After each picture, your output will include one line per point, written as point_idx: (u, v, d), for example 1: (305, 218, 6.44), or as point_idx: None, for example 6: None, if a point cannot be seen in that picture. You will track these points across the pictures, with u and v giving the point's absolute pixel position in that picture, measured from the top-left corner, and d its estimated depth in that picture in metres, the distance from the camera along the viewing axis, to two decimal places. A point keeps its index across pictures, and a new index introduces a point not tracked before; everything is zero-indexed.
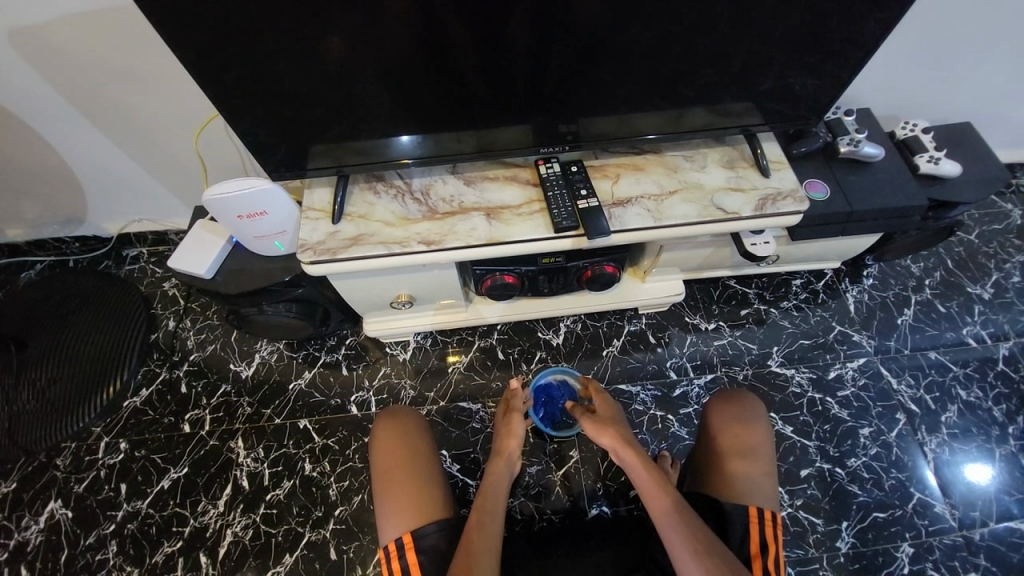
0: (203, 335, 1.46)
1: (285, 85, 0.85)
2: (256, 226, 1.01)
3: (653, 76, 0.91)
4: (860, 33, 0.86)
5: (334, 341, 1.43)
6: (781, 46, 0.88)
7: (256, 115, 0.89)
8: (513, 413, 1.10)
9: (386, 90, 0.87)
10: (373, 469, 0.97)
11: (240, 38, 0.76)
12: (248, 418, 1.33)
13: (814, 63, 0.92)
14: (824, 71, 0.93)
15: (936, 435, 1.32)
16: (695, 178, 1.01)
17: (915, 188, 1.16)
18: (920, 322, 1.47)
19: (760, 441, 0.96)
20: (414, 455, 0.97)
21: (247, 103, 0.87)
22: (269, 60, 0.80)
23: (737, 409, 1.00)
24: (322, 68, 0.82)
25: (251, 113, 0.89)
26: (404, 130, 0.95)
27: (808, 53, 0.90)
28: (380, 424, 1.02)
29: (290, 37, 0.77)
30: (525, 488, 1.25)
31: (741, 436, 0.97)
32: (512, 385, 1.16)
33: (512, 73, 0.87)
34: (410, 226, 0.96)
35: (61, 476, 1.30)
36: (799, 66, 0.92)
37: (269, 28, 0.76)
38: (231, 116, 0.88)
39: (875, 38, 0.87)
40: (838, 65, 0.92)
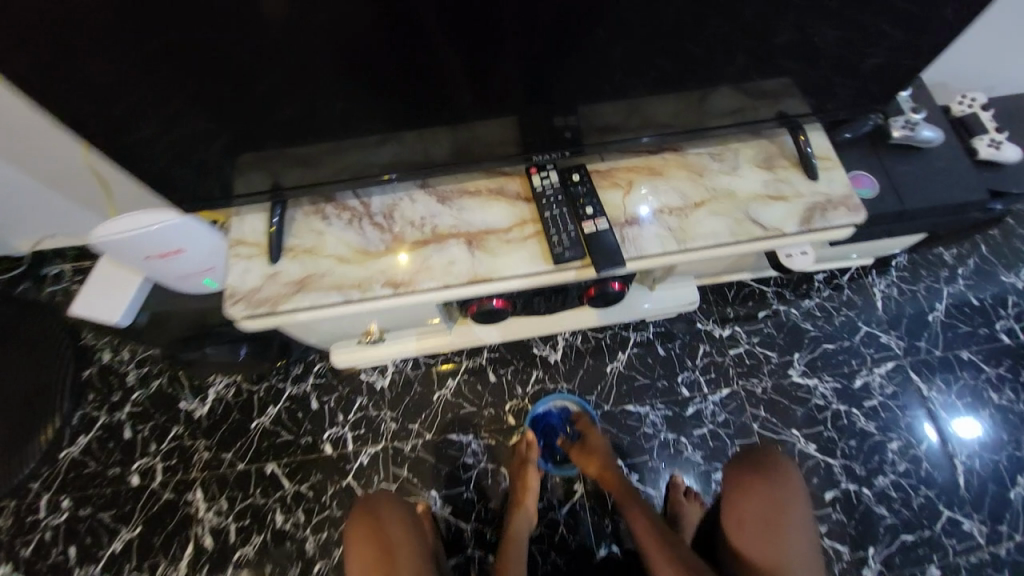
0: (145, 369, 1.26)
1: (192, 79, 0.64)
2: (172, 268, 0.88)
3: (667, 47, 0.71)
4: None
5: (300, 369, 1.24)
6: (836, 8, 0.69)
7: (161, 120, 0.68)
8: (529, 468, 1.08)
9: (329, 79, 0.67)
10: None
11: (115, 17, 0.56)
12: (206, 464, 1.17)
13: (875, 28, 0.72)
14: (884, 36, 0.73)
15: (966, 445, 1.22)
16: (726, 184, 0.83)
17: (968, 175, 0.99)
18: (952, 318, 1.34)
19: (791, 504, 0.83)
20: (394, 540, 0.88)
21: (144, 104, 0.66)
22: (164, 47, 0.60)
23: (757, 470, 0.86)
24: (238, 53, 0.62)
25: (153, 118, 0.68)
26: (354, 128, 0.75)
27: (867, 13, 0.70)
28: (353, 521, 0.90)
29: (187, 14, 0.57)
30: None
31: (769, 503, 0.83)
32: (526, 437, 1.11)
33: (486, 49, 0.67)
34: (369, 262, 0.77)
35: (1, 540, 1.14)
36: (856, 33, 0.73)
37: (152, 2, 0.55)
38: (126, 123, 0.67)
39: None
40: (903, 27, 0.72)
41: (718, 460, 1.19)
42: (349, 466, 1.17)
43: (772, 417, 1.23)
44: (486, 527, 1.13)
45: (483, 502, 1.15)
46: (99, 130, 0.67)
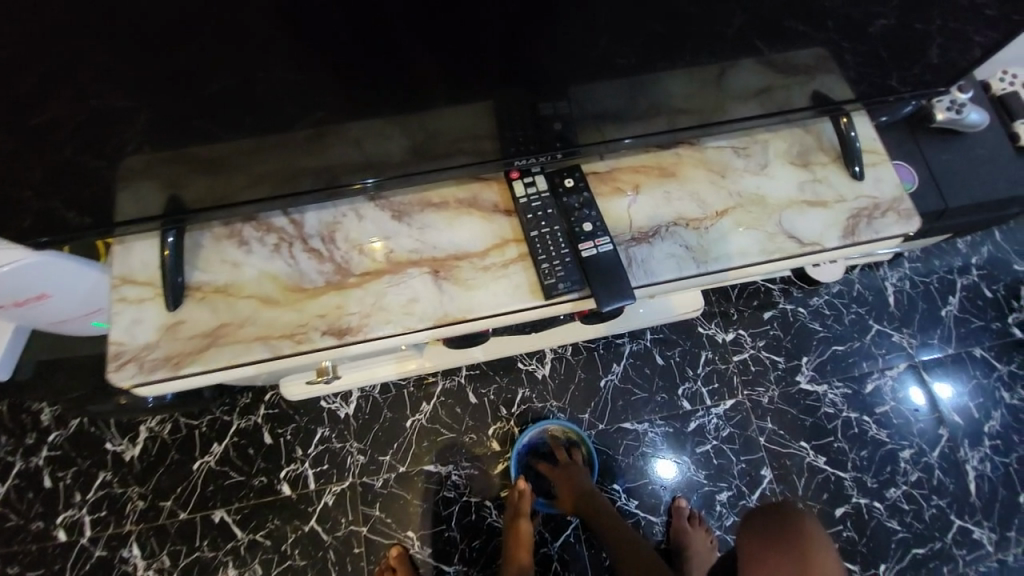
0: (58, 407, 1.06)
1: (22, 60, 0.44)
2: (42, 312, 0.75)
3: (679, 12, 0.54)
4: None
5: (248, 398, 1.07)
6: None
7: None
8: (518, 523, 0.96)
9: (230, 57, 0.48)
10: None
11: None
12: (143, 515, 1.01)
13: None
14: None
15: (979, 450, 1.14)
16: (752, 187, 0.72)
17: (1007, 161, 0.86)
18: (966, 312, 1.23)
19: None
20: None
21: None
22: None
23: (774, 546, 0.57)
24: (82, 21, 0.43)
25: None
26: (271, 123, 0.57)
27: None
28: None
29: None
30: None
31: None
32: (518, 487, 0.99)
33: (437, 16, 0.49)
34: (304, 304, 0.66)
35: None
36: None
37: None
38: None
39: None
40: None
41: (723, 480, 1.10)
42: (311, 508, 1.02)
43: (779, 429, 1.13)
44: (472, 568, 1.02)
45: (467, 540, 1.03)
46: None
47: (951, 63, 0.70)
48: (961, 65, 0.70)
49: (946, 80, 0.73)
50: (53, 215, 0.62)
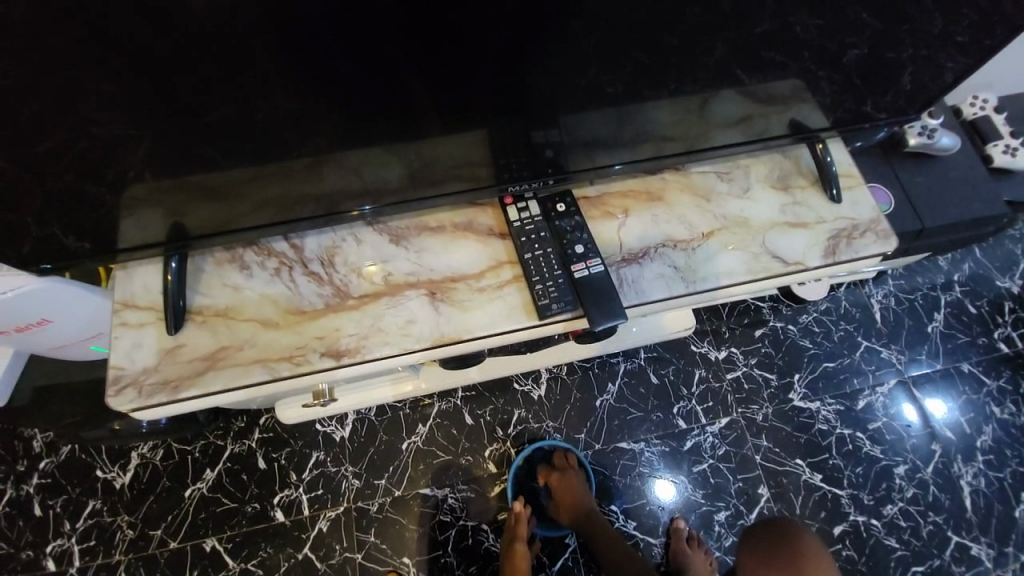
0: (49, 433, 1.05)
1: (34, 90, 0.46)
2: (41, 336, 0.76)
3: (659, 46, 0.58)
4: None
5: (243, 422, 1.06)
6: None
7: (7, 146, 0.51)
8: (517, 547, 0.95)
9: (237, 90, 0.51)
10: None
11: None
12: (134, 544, 0.99)
13: (903, 17, 0.61)
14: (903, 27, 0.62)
15: (972, 465, 1.15)
16: (736, 210, 0.75)
17: (978, 182, 0.90)
18: (951, 328, 1.26)
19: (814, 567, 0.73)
20: None
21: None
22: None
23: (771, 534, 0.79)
24: (97, 57, 0.45)
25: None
26: (273, 151, 0.59)
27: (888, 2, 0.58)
28: None
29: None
30: None
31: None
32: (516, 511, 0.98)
33: (433, 52, 0.52)
34: (304, 326, 0.67)
35: None
36: (881, 23, 0.62)
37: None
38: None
39: None
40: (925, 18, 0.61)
41: (720, 499, 1.09)
42: (305, 535, 1.01)
43: (775, 447, 1.14)
44: None
45: (464, 566, 1.01)
46: None
47: (918, 89, 0.74)
48: (928, 91, 0.74)
49: (915, 106, 0.77)
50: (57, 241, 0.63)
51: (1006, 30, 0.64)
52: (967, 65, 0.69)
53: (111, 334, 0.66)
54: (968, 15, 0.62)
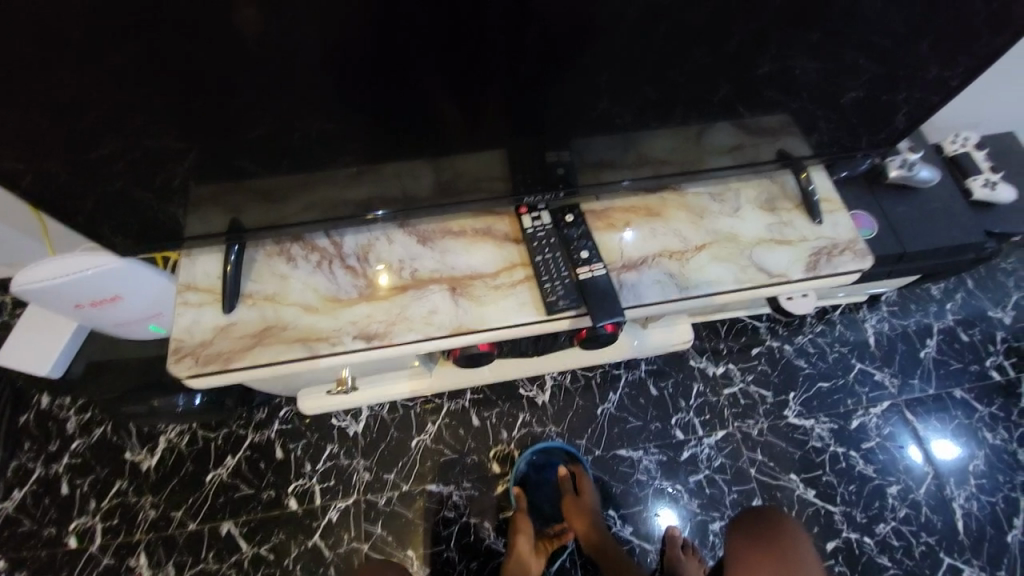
0: (86, 415, 1.13)
1: (141, 99, 0.57)
2: (110, 313, 0.84)
3: (658, 83, 0.68)
4: (926, 28, 0.65)
5: (265, 413, 1.13)
6: (835, 42, 0.66)
7: (109, 145, 0.61)
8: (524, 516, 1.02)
9: (304, 108, 0.62)
10: None
11: (42, 27, 0.48)
12: (154, 524, 1.05)
13: (871, 63, 0.71)
14: (869, 73, 0.72)
15: (965, 488, 1.17)
16: (727, 227, 0.84)
17: (956, 213, 0.97)
18: (944, 355, 1.30)
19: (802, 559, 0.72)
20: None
21: (86, 127, 0.59)
22: (106, 65, 0.53)
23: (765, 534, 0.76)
24: (199, 79, 0.56)
25: (97, 142, 0.61)
26: (325, 160, 0.69)
27: (854, 52, 0.69)
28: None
29: (131, 25, 0.50)
30: None
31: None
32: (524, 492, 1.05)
33: (467, 82, 0.63)
34: (340, 312, 0.76)
35: None
36: (852, 68, 0.71)
37: (88, 9, 0.48)
38: (65, 147, 0.60)
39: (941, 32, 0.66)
40: (889, 64, 0.71)
41: (715, 509, 1.13)
42: (316, 523, 1.06)
43: (769, 460, 1.18)
44: None
45: (465, 561, 1.05)
46: (33, 153, 0.59)
47: (892, 125, 0.83)
48: (902, 128, 0.83)
49: (891, 140, 0.86)
50: (135, 230, 0.74)
51: (964, 76, 0.73)
52: (934, 105, 0.78)
53: (174, 311, 0.76)
54: (929, 63, 0.71)
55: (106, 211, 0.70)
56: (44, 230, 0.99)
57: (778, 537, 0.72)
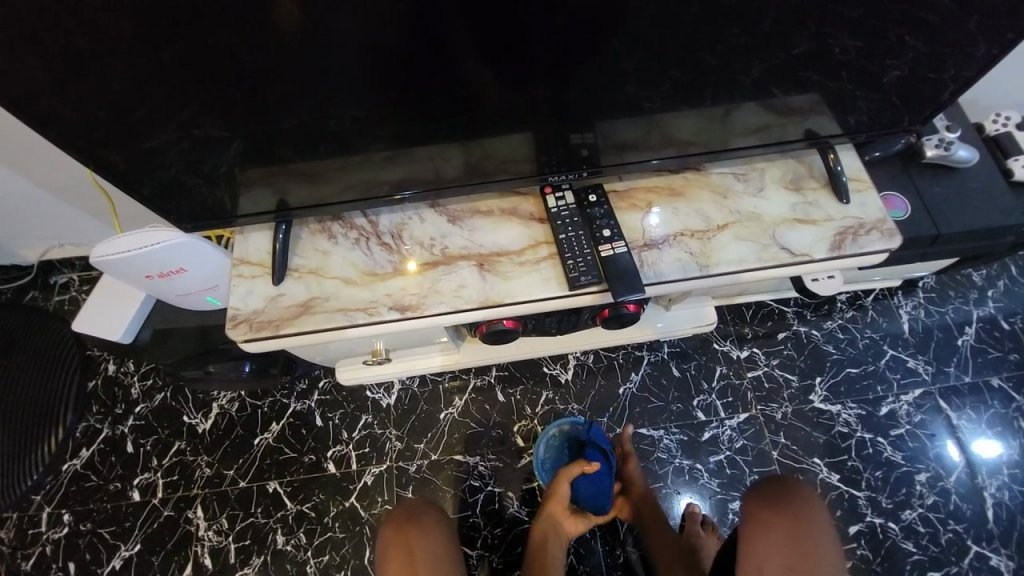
0: (147, 382, 1.25)
1: (203, 88, 0.63)
2: (175, 284, 0.92)
3: (683, 64, 0.69)
4: (964, 2, 0.64)
5: (305, 384, 1.22)
6: (865, 18, 0.66)
7: (174, 130, 0.68)
8: (563, 483, 1.04)
9: (348, 97, 0.67)
10: (386, 544, 0.88)
11: (123, 26, 0.55)
12: (208, 481, 1.15)
13: (905, 40, 0.69)
14: (904, 50, 0.71)
15: (998, 477, 1.14)
16: (750, 207, 0.85)
17: (995, 195, 0.95)
18: (983, 343, 1.25)
19: (817, 520, 0.81)
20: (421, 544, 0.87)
21: (155, 113, 0.65)
22: (175, 57, 0.59)
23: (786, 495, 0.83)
24: (256, 71, 0.62)
25: (165, 127, 0.68)
26: (366, 145, 0.74)
27: (887, 30, 0.68)
28: (394, 529, 0.89)
29: (197, 20, 0.55)
30: None
31: (800, 558, 0.77)
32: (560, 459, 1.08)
33: (498, 69, 0.66)
34: (377, 285, 0.82)
35: (6, 552, 1.13)
36: (884, 45, 0.70)
37: (164, 12, 0.54)
38: (139, 131, 0.67)
39: (980, 7, 0.65)
40: (926, 40, 0.70)
41: (735, 489, 1.14)
42: (352, 486, 1.14)
43: (792, 444, 1.18)
44: (492, 554, 1.10)
45: (490, 527, 1.11)
46: (113, 136, 0.67)
47: (928, 103, 0.81)
48: (939, 105, 0.81)
49: (928, 119, 0.84)
50: (195, 209, 0.82)
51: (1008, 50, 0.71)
52: (975, 81, 0.76)
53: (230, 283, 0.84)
54: (968, 40, 0.70)
55: (169, 192, 0.78)
56: (112, 210, 1.09)
57: (792, 498, 0.82)
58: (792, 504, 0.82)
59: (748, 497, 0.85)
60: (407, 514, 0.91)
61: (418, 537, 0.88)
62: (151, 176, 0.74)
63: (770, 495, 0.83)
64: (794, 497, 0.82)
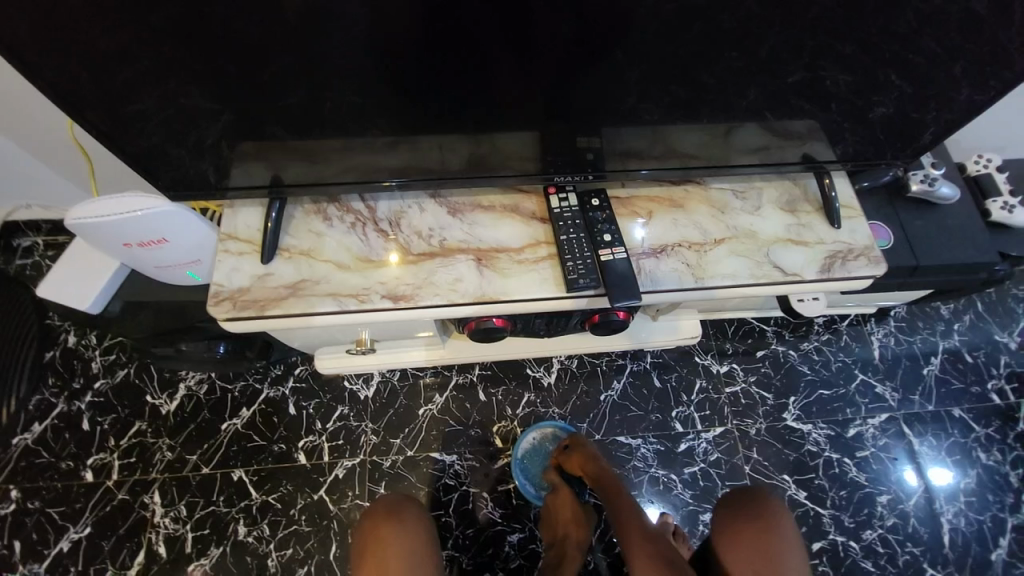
0: (111, 357, 1.19)
1: (196, 55, 0.60)
2: (155, 254, 0.88)
3: (688, 79, 0.70)
4: (958, 45, 0.67)
5: (280, 370, 1.18)
6: (863, 53, 0.68)
7: (162, 94, 0.65)
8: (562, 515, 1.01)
9: (351, 79, 0.65)
10: (364, 529, 0.87)
11: None
12: (169, 465, 1.10)
13: (902, 78, 0.72)
14: (898, 87, 0.74)
15: (953, 503, 1.19)
16: (746, 224, 0.87)
17: (971, 234, 0.99)
18: (946, 373, 1.31)
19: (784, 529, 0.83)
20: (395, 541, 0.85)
21: (139, 76, 0.62)
22: (168, 20, 0.56)
23: (754, 507, 0.85)
24: (256, 42, 0.59)
25: (149, 92, 0.64)
26: (366, 131, 0.73)
27: (885, 66, 0.70)
28: (376, 517, 0.88)
29: None
30: (515, 549, 1.08)
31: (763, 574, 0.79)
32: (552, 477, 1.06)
33: (507, 65, 0.65)
34: (370, 272, 0.80)
35: None
36: (881, 82, 0.73)
37: None
38: (120, 94, 0.64)
39: (971, 53, 0.68)
40: (918, 79, 0.72)
41: (708, 501, 1.16)
42: (322, 478, 1.10)
43: (765, 460, 1.20)
44: (462, 555, 1.08)
45: (462, 528, 1.09)
46: (92, 97, 0.63)
47: (916, 141, 0.84)
48: (926, 144, 0.84)
49: (915, 156, 0.87)
50: (180, 180, 0.78)
51: (993, 98, 0.74)
52: (961, 124, 0.79)
53: (215, 259, 0.81)
54: (958, 84, 0.73)
55: (149, 160, 0.74)
56: (90, 173, 1.03)
57: (760, 510, 0.84)
58: (761, 514, 0.84)
59: (724, 510, 0.87)
60: (393, 510, 0.89)
61: (393, 533, 0.86)
62: (133, 141, 0.71)
63: (739, 508, 0.86)
64: (763, 508, 0.85)
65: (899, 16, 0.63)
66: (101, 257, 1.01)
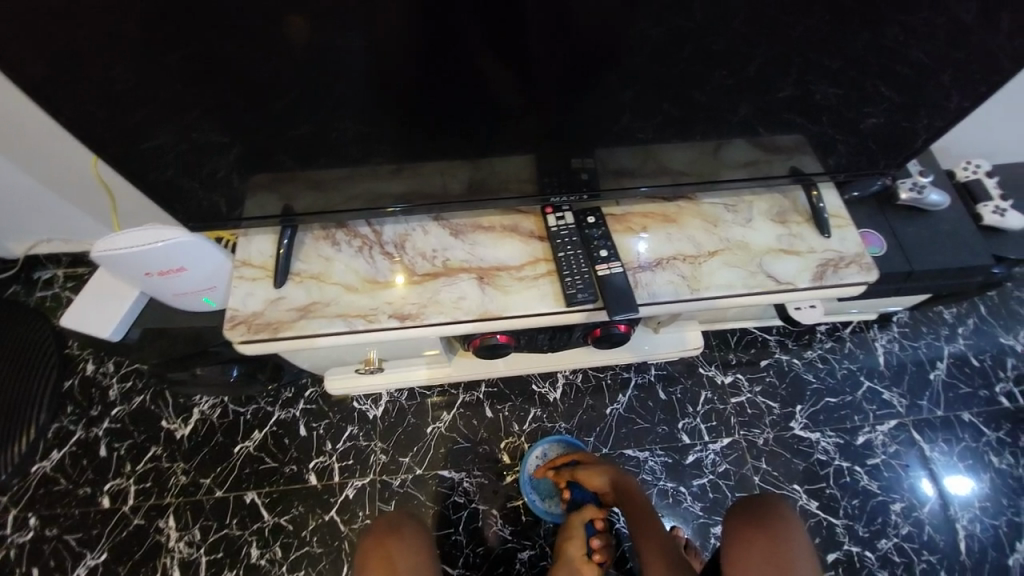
0: (127, 384, 1.22)
1: (214, 93, 0.65)
2: (173, 283, 0.92)
3: (673, 100, 0.74)
4: (930, 57, 0.71)
5: (291, 392, 1.21)
6: (839, 69, 0.72)
7: (181, 130, 0.70)
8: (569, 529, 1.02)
9: (357, 110, 0.69)
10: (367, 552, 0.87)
11: (138, 31, 0.57)
12: (183, 489, 1.12)
13: (879, 90, 0.76)
14: (877, 99, 0.77)
15: (968, 509, 1.17)
16: (739, 236, 0.89)
17: (963, 238, 1.01)
18: (954, 377, 1.31)
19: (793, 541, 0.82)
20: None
21: (161, 114, 0.67)
22: (189, 62, 0.61)
23: (761, 518, 0.85)
24: (269, 80, 0.64)
25: (169, 128, 0.69)
26: (371, 158, 0.77)
27: (861, 80, 0.74)
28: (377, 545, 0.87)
29: (215, 31, 0.58)
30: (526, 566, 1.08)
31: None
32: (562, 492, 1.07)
33: (502, 92, 0.69)
34: (377, 293, 0.83)
35: None
36: (860, 94, 0.76)
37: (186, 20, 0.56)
38: (143, 130, 0.69)
39: (943, 64, 0.71)
40: (895, 91, 0.76)
41: (718, 513, 1.15)
42: (334, 499, 1.12)
43: (774, 470, 1.20)
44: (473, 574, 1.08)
45: (472, 546, 1.10)
46: (117, 134, 0.68)
47: (900, 150, 0.87)
48: (910, 153, 0.87)
49: (901, 164, 0.90)
50: (198, 211, 0.82)
51: (969, 106, 0.77)
52: (941, 132, 0.82)
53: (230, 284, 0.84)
54: (934, 94, 0.76)
55: (168, 192, 0.78)
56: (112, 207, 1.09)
57: (767, 518, 0.84)
58: (768, 523, 0.84)
59: (732, 518, 0.87)
60: (393, 543, 0.87)
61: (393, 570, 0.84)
62: (154, 175, 0.75)
63: (746, 515, 0.86)
64: (770, 518, 0.84)
65: (868, 33, 0.67)
66: (120, 286, 1.06)
